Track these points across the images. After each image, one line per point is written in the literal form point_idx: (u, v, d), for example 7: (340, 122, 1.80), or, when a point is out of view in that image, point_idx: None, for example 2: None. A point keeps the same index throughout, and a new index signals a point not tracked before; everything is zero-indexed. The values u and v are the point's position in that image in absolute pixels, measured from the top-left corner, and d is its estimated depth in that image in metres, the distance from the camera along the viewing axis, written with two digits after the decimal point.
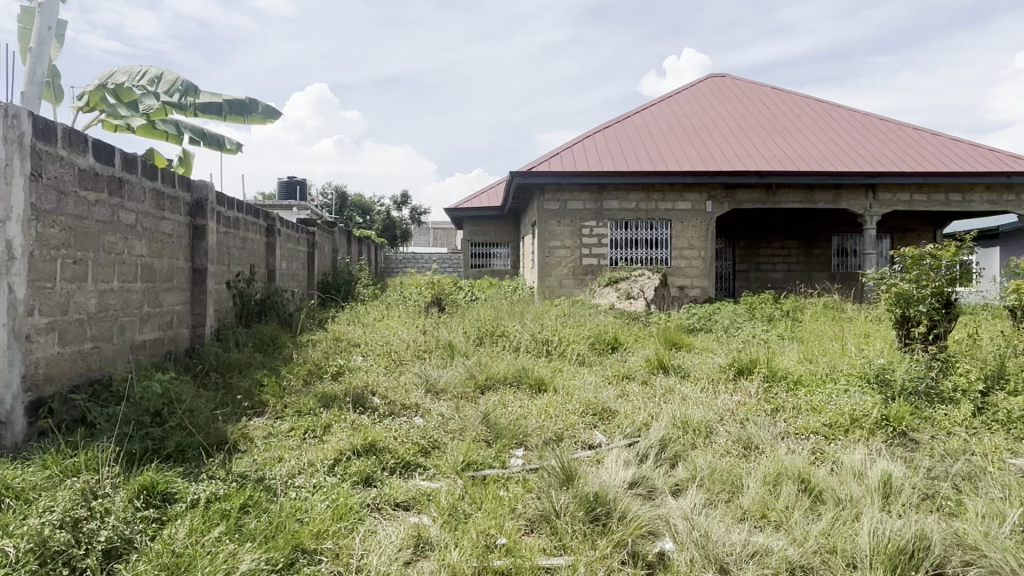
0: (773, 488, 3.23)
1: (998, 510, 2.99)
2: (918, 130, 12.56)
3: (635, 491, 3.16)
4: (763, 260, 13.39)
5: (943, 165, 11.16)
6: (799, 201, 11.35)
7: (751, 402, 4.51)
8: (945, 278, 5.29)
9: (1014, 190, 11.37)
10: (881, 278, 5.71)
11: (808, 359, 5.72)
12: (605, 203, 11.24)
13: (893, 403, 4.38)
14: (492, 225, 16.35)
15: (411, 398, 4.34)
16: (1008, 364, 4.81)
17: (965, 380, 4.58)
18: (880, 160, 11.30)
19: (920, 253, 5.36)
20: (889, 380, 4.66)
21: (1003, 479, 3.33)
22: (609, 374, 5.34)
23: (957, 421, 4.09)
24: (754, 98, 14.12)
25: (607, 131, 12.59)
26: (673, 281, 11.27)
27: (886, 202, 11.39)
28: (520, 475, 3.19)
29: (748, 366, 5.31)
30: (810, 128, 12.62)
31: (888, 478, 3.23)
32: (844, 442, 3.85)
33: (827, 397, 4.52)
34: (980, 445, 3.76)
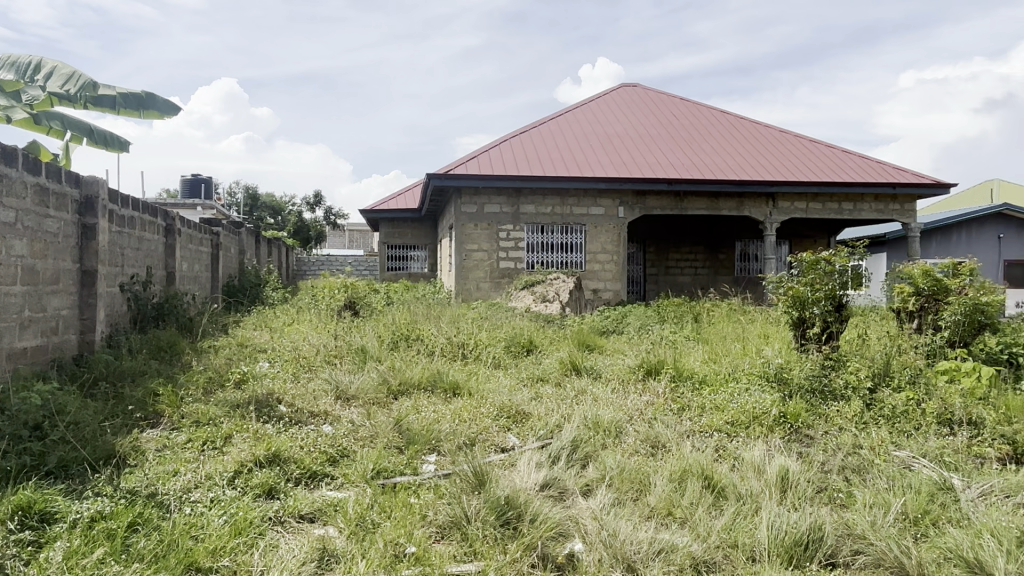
0: (678, 485, 3.32)
1: (884, 501, 3.19)
2: (813, 142, 13.35)
3: (547, 493, 3.17)
4: (673, 264, 13.84)
5: (836, 175, 11.90)
6: (706, 208, 11.79)
7: (659, 402, 4.63)
8: (837, 282, 5.64)
9: (898, 200, 12.24)
10: (779, 282, 6.01)
11: (713, 360, 5.94)
12: (521, 206, 11.32)
13: (790, 401, 4.61)
14: (408, 227, 16.15)
15: (320, 405, 4.22)
16: (893, 362, 5.15)
17: (855, 378, 4.86)
18: (780, 170, 11.92)
19: (815, 257, 5.69)
20: (787, 379, 4.89)
21: (888, 471, 3.56)
22: (523, 376, 5.36)
23: (847, 417, 4.35)
24: (664, 108, 14.59)
25: (523, 136, 12.69)
26: (587, 285, 11.47)
27: (785, 210, 12.00)
28: (431, 481, 3.14)
29: (657, 367, 5.46)
30: (716, 138, 13.17)
31: (785, 473, 3.39)
32: (745, 438, 4.01)
33: (730, 395, 4.71)
34: (868, 439, 4.00)
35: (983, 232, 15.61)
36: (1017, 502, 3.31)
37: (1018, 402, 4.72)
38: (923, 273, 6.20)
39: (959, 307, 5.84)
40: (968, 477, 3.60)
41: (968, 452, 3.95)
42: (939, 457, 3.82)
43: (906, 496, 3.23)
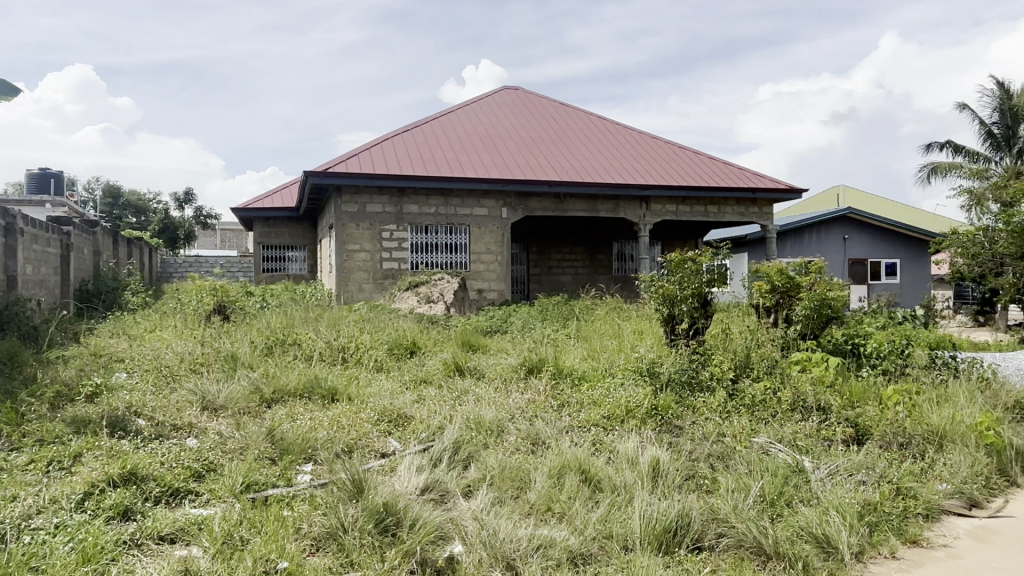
0: (556, 480, 3.40)
1: (743, 484, 3.43)
2: (682, 148, 14.11)
3: (427, 496, 3.15)
4: (554, 265, 14.17)
5: (703, 180, 12.64)
6: (585, 209, 12.14)
7: (540, 399, 4.73)
8: (702, 280, 6.01)
9: (758, 204, 13.17)
10: (651, 280, 6.30)
11: (591, 356, 6.14)
12: (404, 206, 11.18)
13: (661, 394, 4.85)
14: (285, 226, 15.53)
15: (184, 417, 3.97)
16: (752, 354, 5.54)
17: (718, 370, 5.18)
18: (652, 175, 12.49)
19: (683, 257, 6.03)
20: (657, 373, 5.13)
21: (748, 456, 3.82)
22: (406, 379, 5.29)
23: (712, 407, 4.63)
24: (544, 112, 14.89)
25: (404, 135, 12.54)
26: (471, 285, 11.50)
27: (658, 212, 12.58)
28: (306, 492, 3.03)
29: (538, 365, 5.57)
30: (594, 142, 13.61)
31: (656, 463, 3.55)
32: (620, 432, 4.17)
33: (606, 390, 4.88)
34: (730, 427, 4.28)
35: (830, 233, 17.12)
36: (858, 479, 3.67)
37: (859, 388, 5.22)
38: (777, 271, 6.71)
39: (808, 302, 6.37)
40: (817, 458, 3.95)
41: (818, 436, 4.32)
42: (792, 441, 4.15)
43: (764, 480, 3.48)
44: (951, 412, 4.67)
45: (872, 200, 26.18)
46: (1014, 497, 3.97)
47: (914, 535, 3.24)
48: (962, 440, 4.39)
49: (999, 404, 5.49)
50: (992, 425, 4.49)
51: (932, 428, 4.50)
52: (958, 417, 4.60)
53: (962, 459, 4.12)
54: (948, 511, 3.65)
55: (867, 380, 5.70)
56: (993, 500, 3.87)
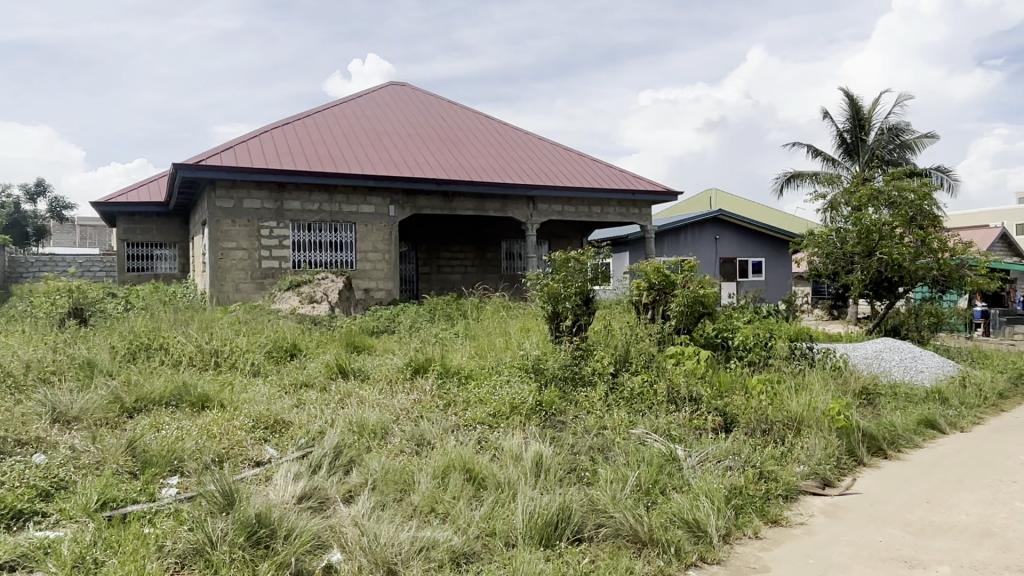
0: (440, 481, 3.38)
1: (622, 475, 3.56)
2: (568, 150, 14.44)
3: (305, 505, 3.05)
4: (443, 263, 14.11)
5: (587, 182, 13.02)
6: (472, 208, 12.16)
7: (426, 399, 4.68)
8: (584, 279, 6.20)
9: (638, 205, 13.73)
10: (536, 278, 6.42)
11: (478, 355, 6.16)
12: (284, 203, 10.75)
13: (545, 390, 4.93)
14: (152, 223, 14.52)
15: (31, 431, 3.61)
16: (631, 349, 5.76)
17: (600, 365, 5.35)
18: (538, 175, 12.72)
19: (566, 256, 6.22)
20: (542, 369, 5.21)
21: (626, 447, 3.97)
22: (285, 383, 5.07)
23: (594, 401, 4.77)
24: (430, 109, 14.77)
25: (284, 128, 12.05)
26: (358, 284, 11.23)
27: (544, 212, 12.81)
28: (171, 506, 2.84)
29: (424, 365, 5.51)
30: (481, 142, 13.66)
31: (539, 458, 3.61)
32: (505, 429, 4.20)
33: (492, 388, 4.90)
34: (611, 420, 4.43)
35: (704, 233, 18.12)
36: (726, 465, 3.91)
37: (728, 379, 5.57)
38: (654, 269, 7.02)
39: (682, 299, 6.73)
40: (690, 447, 4.17)
41: (691, 425, 4.57)
42: (667, 431, 4.36)
43: (640, 470, 3.62)
44: (808, 399, 5.08)
45: (741, 202, 27.97)
46: (859, 475, 4.37)
47: (775, 515, 3.49)
48: (817, 424, 4.78)
49: (848, 390, 6.03)
50: (842, 410, 4.92)
51: (792, 414, 4.87)
52: (813, 403, 5.01)
53: (817, 442, 4.49)
54: (805, 491, 3.96)
55: (734, 371, 6.08)
56: (843, 479, 4.25)
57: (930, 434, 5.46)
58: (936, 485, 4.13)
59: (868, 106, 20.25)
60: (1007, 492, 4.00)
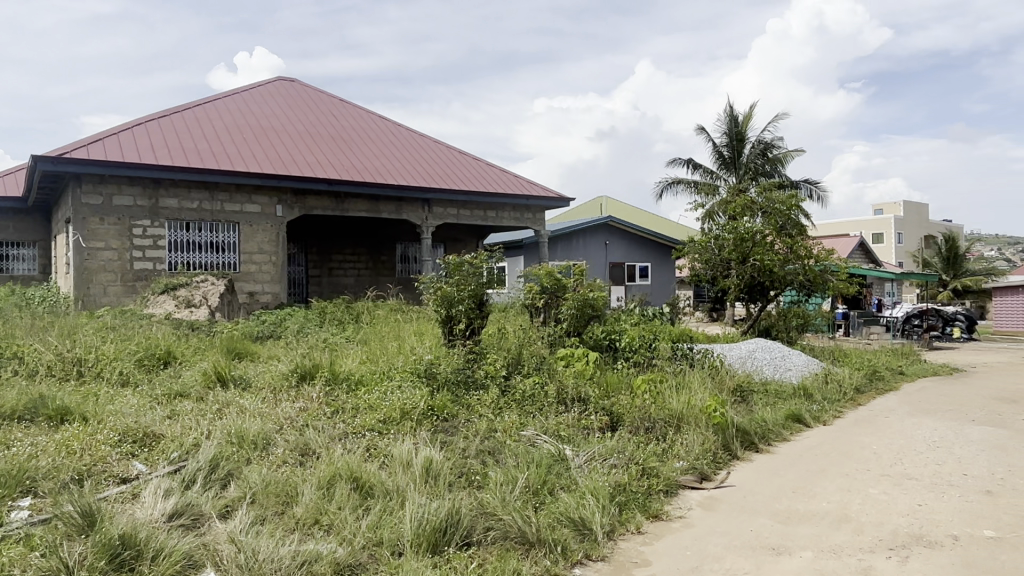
0: (326, 491, 3.28)
1: (511, 477, 3.59)
2: (462, 154, 14.44)
3: (176, 523, 2.87)
4: (334, 266, 13.73)
5: (482, 186, 13.07)
6: (365, 210, 11.91)
7: (312, 407, 4.53)
8: (477, 283, 6.22)
9: (531, 210, 13.94)
10: (429, 282, 6.38)
11: (368, 360, 6.03)
12: (160, 200, 10.11)
13: (436, 394, 4.89)
14: (7, 220, 13.23)
15: None
16: (523, 351, 5.83)
17: (492, 368, 5.39)
18: (433, 177, 12.65)
19: (460, 260, 6.25)
20: (434, 374, 5.16)
21: (516, 449, 4.01)
22: (157, 394, 4.74)
23: (485, 404, 4.79)
24: (321, 107, 14.35)
25: (160, 121, 11.33)
26: (241, 288, 10.71)
27: (439, 215, 12.73)
28: (22, 530, 2.61)
29: (311, 371, 5.33)
30: (375, 143, 13.42)
31: (429, 464, 3.58)
32: (395, 435, 4.14)
33: (382, 394, 4.80)
34: (502, 422, 4.46)
35: (594, 237, 18.66)
36: (611, 463, 4.03)
37: (615, 379, 5.76)
38: (547, 273, 7.15)
39: (572, 302, 6.93)
40: (578, 446, 4.27)
41: (579, 425, 4.68)
42: (555, 432, 4.46)
43: (529, 471, 3.67)
44: (687, 397, 5.34)
45: (629, 209, 29.05)
46: (734, 468, 4.64)
47: (657, 511, 3.64)
48: (695, 420, 5.03)
49: (725, 387, 6.39)
50: (718, 407, 5.21)
51: (673, 412, 5.10)
52: (692, 401, 5.28)
53: (695, 438, 4.72)
54: (684, 485, 4.16)
55: (622, 372, 6.29)
56: (718, 472, 4.49)
57: (796, 427, 5.89)
58: (801, 476, 4.46)
59: (743, 120, 21.58)
60: (862, 480, 4.36)
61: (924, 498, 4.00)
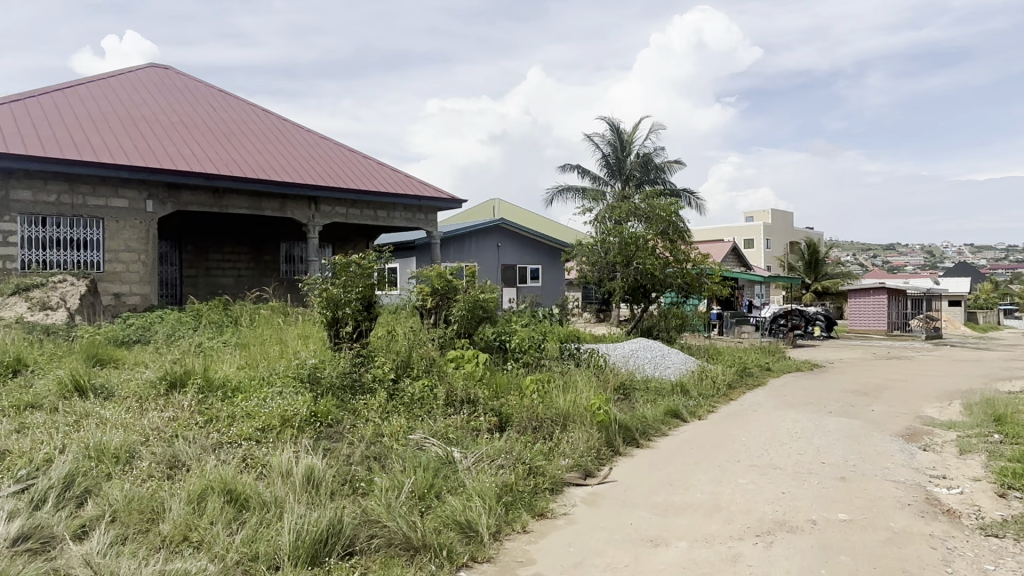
0: (196, 506, 3.10)
1: (397, 483, 3.53)
2: (351, 152, 14.07)
3: (23, 549, 2.62)
4: (212, 266, 13.00)
5: (371, 185, 12.81)
6: (246, 207, 11.37)
7: (183, 416, 4.26)
8: (364, 284, 6.08)
9: (423, 211, 13.82)
10: (314, 283, 6.16)
11: (247, 365, 5.76)
12: (11, 192, 9.20)
13: (320, 399, 4.72)
14: None
15: None
16: (413, 354, 5.76)
17: (380, 371, 5.27)
18: (321, 175, 12.25)
19: (347, 261, 6.06)
20: (318, 378, 4.98)
21: (403, 454, 3.96)
22: (3, 406, 4.29)
23: (372, 408, 4.69)
24: (199, 98, 13.54)
25: (12, 104, 10.30)
26: (106, 289, 9.94)
27: (326, 214, 12.36)
28: None
29: (183, 378, 5.01)
30: (258, 137, 12.82)
31: (310, 472, 3.45)
32: (274, 443, 3.96)
33: (262, 400, 4.59)
34: (388, 427, 4.38)
35: (486, 239, 18.73)
36: (499, 464, 4.06)
37: (504, 380, 5.81)
38: (437, 275, 7.11)
39: (463, 304, 6.92)
40: (466, 448, 4.27)
41: (468, 427, 4.68)
42: (444, 434, 4.43)
43: (415, 475, 3.62)
44: (573, 396, 5.48)
45: (521, 212, 29.50)
46: (616, 464, 4.79)
47: (542, 509, 3.70)
48: (580, 418, 5.16)
49: (609, 386, 6.61)
50: (602, 405, 5.37)
51: (560, 411, 5.20)
52: (578, 400, 5.42)
53: (580, 436, 4.85)
54: (569, 482, 4.25)
55: (511, 373, 6.36)
56: (602, 468, 4.63)
57: (674, 423, 6.18)
58: (678, 469, 4.67)
59: (629, 131, 22.48)
60: (732, 471, 4.63)
61: (787, 486, 4.30)
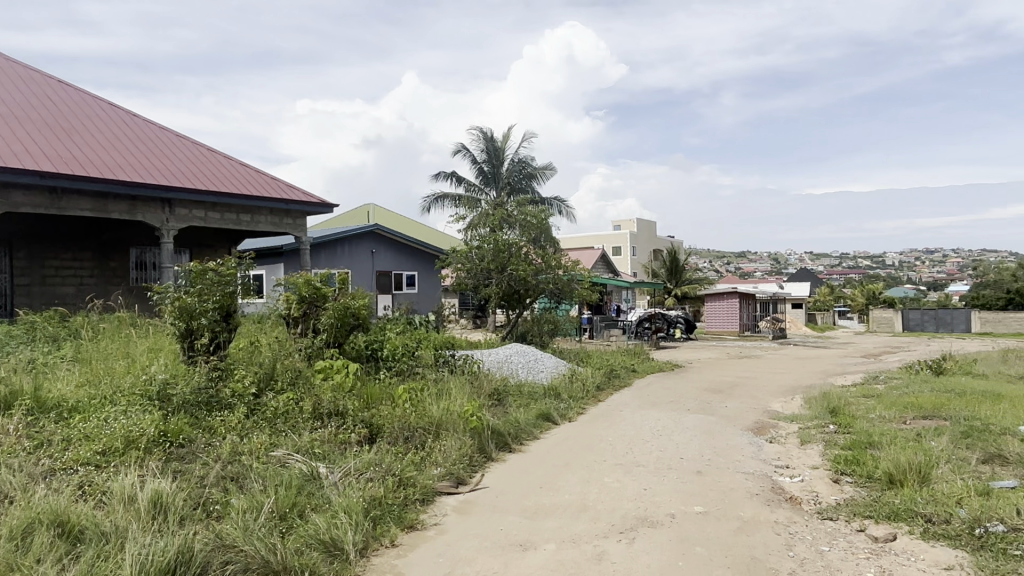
0: (19, 543, 2.77)
1: (256, 503, 3.34)
2: (211, 151, 13.24)
3: None
4: (49, 273, 11.76)
5: (234, 187, 12.15)
6: (89, 209, 10.41)
7: (8, 442, 3.81)
8: (222, 293, 5.73)
9: (290, 215, 13.28)
10: (166, 292, 5.72)
11: (88, 383, 5.25)
12: None
13: (171, 418, 4.38)
14: None
15: None
16: (277, 366, 5.50)
17: (241, 385, 4.98)
18: (177, 176, 11.46)
19: (203, 267, 5.69)
20: (169, 396, 4.61)
21: (263, 472, 3.75)
22: None
23: (230, 426, 4.41)
24: (34, 85, 12.22)
25: None
26: None
27: (182, 217, 11.56)
28: None
29: (8, 400, 4.47)
30: (103, 133, 11.77)
31: (157, 497, 3.19)
32: (115, 468, 3.63)
33: (102, 421, 4.19)
34: (248, 444, 4.14)
35: (359, 245, 18.26)
36: (367, 477, 3.94)
37: (375, 390, 5.67)
38: (305, 282, 6.86)
39: (332, 311, 6.71)
40: (332, 463, 4.13)
41: (336, 441, 4.53)
42: (309, 449, 4.26)
43: (276, 494, 3.45)
44: (446, 403, 5.44)
45: (396, 218, 29.13)
46: (488, 470, 4.81)
47: (412, 521, 3.63)
48: (453, 426, 5.13)
49: (483, 392, 6.63)
50: (475, 412, 5.37)
51: (432, 419, 5.14)
52: (451, 407, 5.38)
53: (452, 444, 4.82)
54: (440, 492, 4.21)
55: (383, 383, 6.22)
56: (473, 476, 4.62)
57: (545, 426, 6.30)
58: (547, 471, 4.76)
59: (501, 139, 22.84)
60: (598, 471, 4.78)
61: (649, 482, 4.51)
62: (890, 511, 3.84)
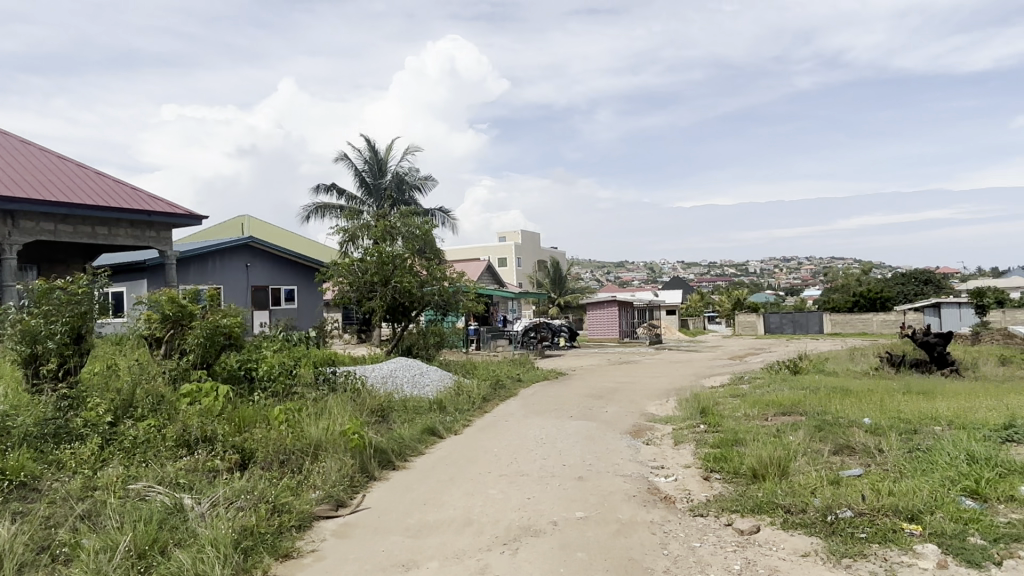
0: None
1: (111, 541, 3.08)
2: (60, 159, 12.12)
3: None
4: None
5: (88, 198, 11.20)
6: None
7: None
8: (73, 314, 5.23)
9: (153, 228, 12.40)
10: (4, 314, 5.16)
11: None
12: None
13: (11, 453, 3.95)
14: None
15: None
16: (136, 392, 5.11)
17: (95, 414, 4.58)
18: (21, 186, 10.43)
19: (49, 285, 5.16)
20: (8, 429, 4.16)
21: (120, 507, 3.46)
22: None
23: (82, 459, 4.04)
24: None
25: None
26: None
27: (27, 231, 10.52)
28: None
29: None
30: None
31: None
32: None
33: None
34: (102, 478, 3.81)
35: (231, 260, 17.36)
36: (237, 506, 3.72)
37: (249, 412, 5.38)
38: (169, 299, 6.43)
39: (200, 330, 6.30)
40: (199, 493, 3.88)
41: (202, 469, 4.27)
42: (173, 480, 3.98)
43: (134, 530, 3.19)
44: (326, 423, 5.24)
45: (273, 230, 28.01)
46: (370, 490, 4.69)
47: (287, 549, 3.47)
48: (333, 446, 4.95)
49: (365, 409, 6.46)
50: (356, 430, 5.22)
51: (310, 441, 4.95)
52: (331, 426, 5.19)
53: (332, 465, 4.66)
54: (319, 516, 4.05)
55: (257, 404, 5.91)
56: (354, 497, 4.48)
57: (431, 440, 6.24)
58: (431, 487, 4.71)
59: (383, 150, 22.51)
60: (481, 483, 4.80)
61: (532, 491, 4.57)
62: (754, 504, 4.10)
